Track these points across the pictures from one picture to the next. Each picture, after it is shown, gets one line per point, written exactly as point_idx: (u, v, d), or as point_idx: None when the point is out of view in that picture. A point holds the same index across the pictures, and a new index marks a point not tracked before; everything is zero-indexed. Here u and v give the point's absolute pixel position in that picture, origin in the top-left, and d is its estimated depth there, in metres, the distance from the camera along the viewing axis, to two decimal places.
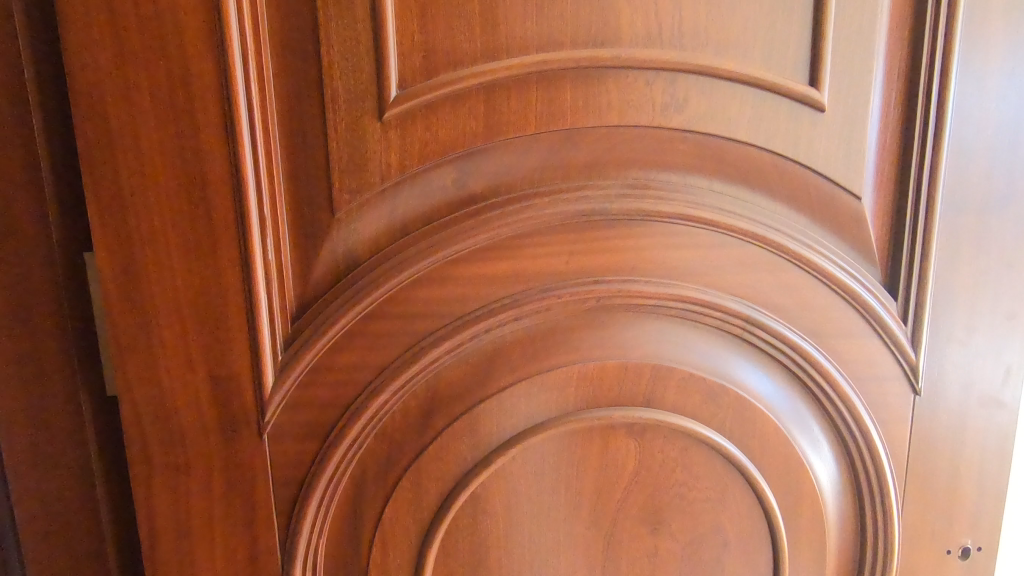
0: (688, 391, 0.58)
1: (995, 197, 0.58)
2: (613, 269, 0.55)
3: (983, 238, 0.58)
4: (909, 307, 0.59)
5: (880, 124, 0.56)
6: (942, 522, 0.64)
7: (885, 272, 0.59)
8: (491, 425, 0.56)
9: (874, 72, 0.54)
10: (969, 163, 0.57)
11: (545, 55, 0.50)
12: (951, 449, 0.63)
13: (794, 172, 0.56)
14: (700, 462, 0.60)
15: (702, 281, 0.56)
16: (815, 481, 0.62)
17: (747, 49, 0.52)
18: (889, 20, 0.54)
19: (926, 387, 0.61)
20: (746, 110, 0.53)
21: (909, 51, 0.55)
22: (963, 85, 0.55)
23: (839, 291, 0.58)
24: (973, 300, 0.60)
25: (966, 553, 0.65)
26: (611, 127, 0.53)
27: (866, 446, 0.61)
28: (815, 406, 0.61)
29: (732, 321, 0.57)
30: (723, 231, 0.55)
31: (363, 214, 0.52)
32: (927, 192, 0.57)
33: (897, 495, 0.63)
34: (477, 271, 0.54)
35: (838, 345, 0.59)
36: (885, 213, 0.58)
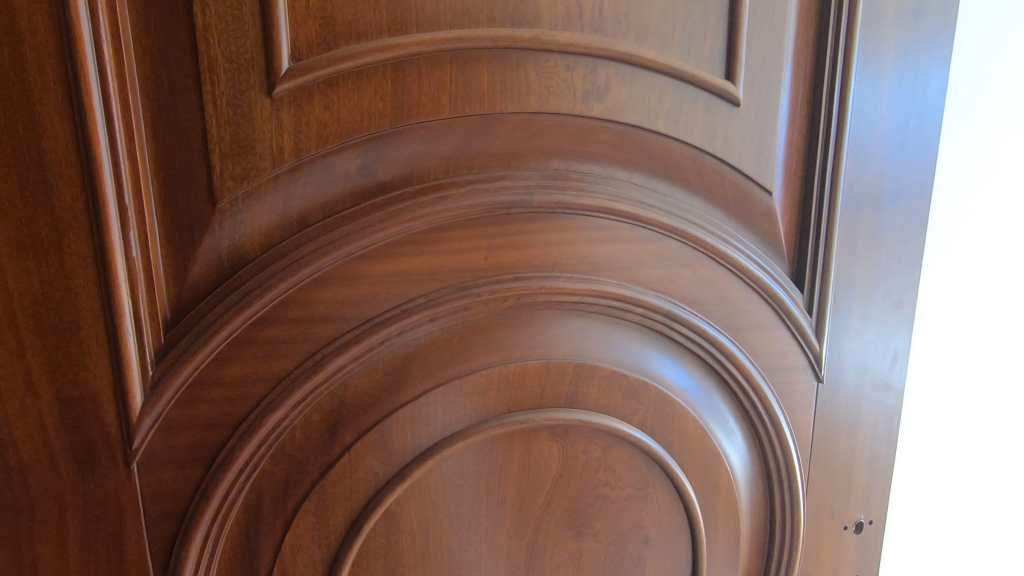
0: (610, 389, 0.57)
1: (886, 193, 0.61)
2: (534, 265, 0.52)
3: (877, 232, 0.62)
4: (813, 299, 0.61)
5: (789, 121, 0.57)
6: (840, 500, 0.68)
7: (792, 266, 0.61)
8: (404, 436, 0.52)
9: (783, 69, 0.55)
10: (866, 160, 0.59)
11: (459, 32, 0.46)
12: (848, 432, 0.66)
13: (711, 166, 0.55)
14: (622, 460, 0.59)
15: (623, 276, 0.55)
16: (730, 470, 0.63)
17: (667, 39, 0.51)
18: (797, 17, 0.55)
19: (828, 375, 0.64)
20: (665, 101, 0.52)
21: (815, 50, 0.56)
22: (862, 85, 0.58)
23: (753, 285, 0.59)
24: (868, 291, 0.63)
25: (860, 528, 0.70)
26: (530, 114, 0.50)
27: (776, 433, 0.63)
28: (730, 398, 0.62)
29: (652, 316, 0.56)
30: (644, 225, 0.54)
31: (252, 204, 0.45)
32: (829, 188, 0.59)
33: (802, 479, 0.66)
34: (387, 269, 0.49)
35: (751, 337, 0.61)
36: (792, 207, 0.60)
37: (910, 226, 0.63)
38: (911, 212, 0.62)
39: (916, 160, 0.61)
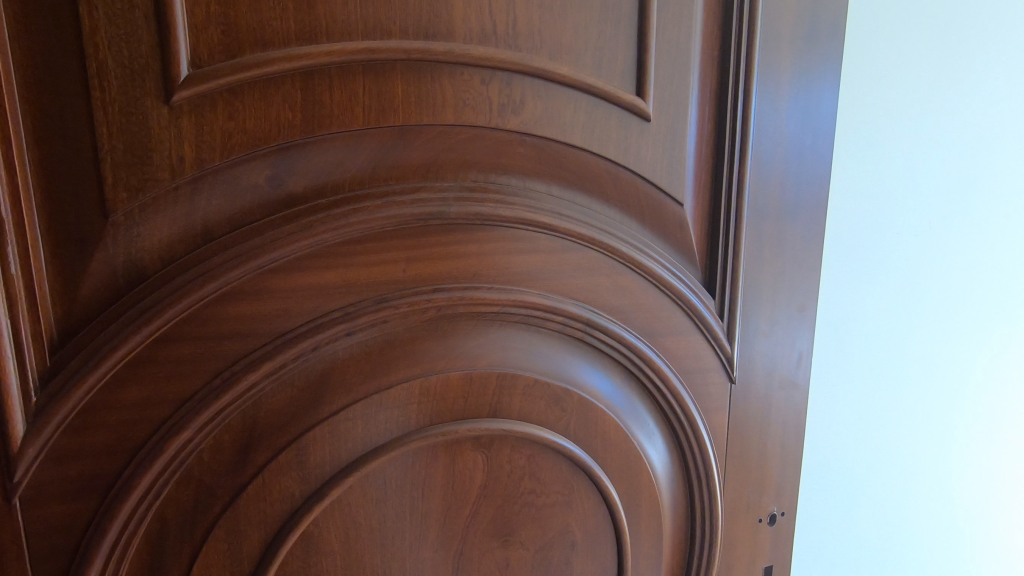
0: (534, 398, 0.57)
1: (788, 204, 0.65)
2: (453, 277, 0.52)
3: (780, 240, 0.66)
4: (724, 304, 0.65)
5: (697, 135, 0.61)
6: (754, 495, 0.72)
7: (704, 273, 0.64)
8: (323, 453, 0.51)
9: (690, 87, 0.58)
10: (769, 173, 0.63)
11: (371, 43, 0.45)
12: (759, 429, 0.70)
13: (625, 178, 0.57)
14: (547, 467, 0.59)
15: (543, 286, 0.56)
16: (651, 472, 0.65)
17: (580, 55, 0.53)
18: (701, 39, 0.58)
19: (740, 376, 0.67)
20: (580, 116, 0.54)
21: (717, 70, 0.60)
22: (763, 103, 0.61)
23: (668, 292, 0.61)
24: (774, 296, 0.67)
25: (774, 520, 0.74)
26: (447, 126, 0.50)
27: (693, 434, 0.66)
28: (650, 402, 0.65)
29: (572, 324, 0.58)
30: (562, 236, 0.55)
31: (150, 217, 0.43)
32: (736, 199, 0.62)
33: (719, 476, 0.69)
34: (300, 283, 0.48)
35: (668, 342, 0.63)
36: (702, 217, 0.63)
37: (810, 234, 0.67)
38: (810, 221, 0.67)
39: (813, 174, 0.66)
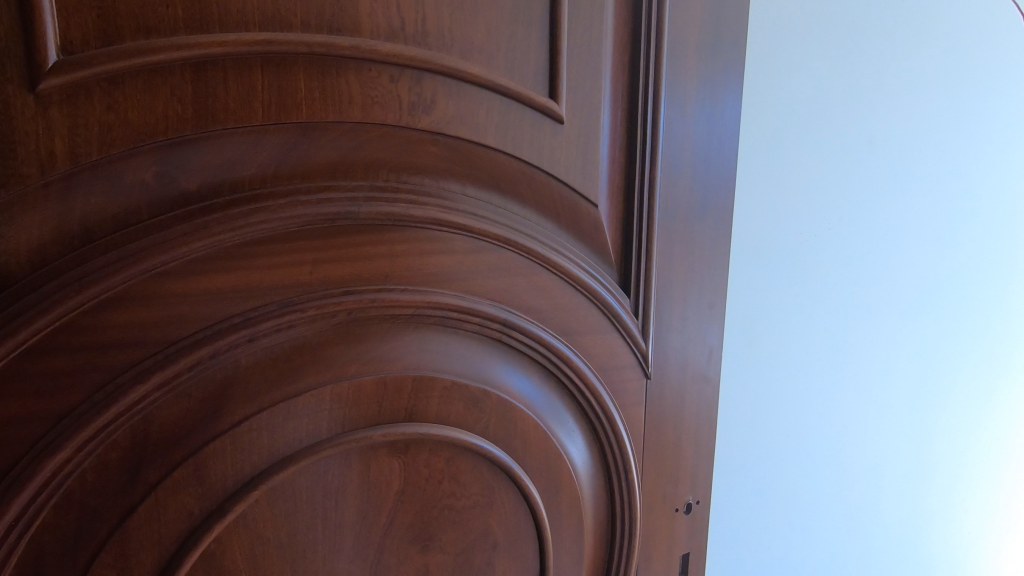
0: (451, 399, 0.57)
1: (696, 205, 0.68)
2: (364, 279, 0.51)
3: (689, 240, 0.69)
4: (638, 303, 0.67)
5: (609, 138, 0.62)
6: (670, 485, 0.75)
7: (619, 272, 0.66)
8: (225, 467, 0.48)
9: (601, 91, 0.60)
10: (678, 176, 0.66)
11: (270, 34, 0.43)
12: (674, 421, 0.73)
13: (540, 179, 0.58)
14: (466, 470, 0.59)
15: (458, 287, 0.56)
16: (571, 468, 0.66)
17: (492, 56, 0.53)
18: (612, 44, 0.60)
19: (655, 371, 0.70)
20: (493, 117, 0.54)
21: (628, 75, 0.62)
22: (672, 108, 0.64)
23: (584, 291, 0.63)
24: (685, 293, 0.70)
25: (689, 508, 0.77)
26: (354, 123, 0.49)
27: (612, 429, 0.68)
28: (569, 399, 0.66)
29: (490, 325, 0.58)
30: (477, 236, 0.55)
31: (15, 216, 0.39)
32: (648, 201, 0.64)
33: (637, 469, 0.71)
34: (195, 286, 0.45)
35: (585, 340, 0.64)
36: (616, 219, 0.65)
37: (716, 234, 0.71)
38: (717, 222, 0.71)
39: (720, 177, 0.70)
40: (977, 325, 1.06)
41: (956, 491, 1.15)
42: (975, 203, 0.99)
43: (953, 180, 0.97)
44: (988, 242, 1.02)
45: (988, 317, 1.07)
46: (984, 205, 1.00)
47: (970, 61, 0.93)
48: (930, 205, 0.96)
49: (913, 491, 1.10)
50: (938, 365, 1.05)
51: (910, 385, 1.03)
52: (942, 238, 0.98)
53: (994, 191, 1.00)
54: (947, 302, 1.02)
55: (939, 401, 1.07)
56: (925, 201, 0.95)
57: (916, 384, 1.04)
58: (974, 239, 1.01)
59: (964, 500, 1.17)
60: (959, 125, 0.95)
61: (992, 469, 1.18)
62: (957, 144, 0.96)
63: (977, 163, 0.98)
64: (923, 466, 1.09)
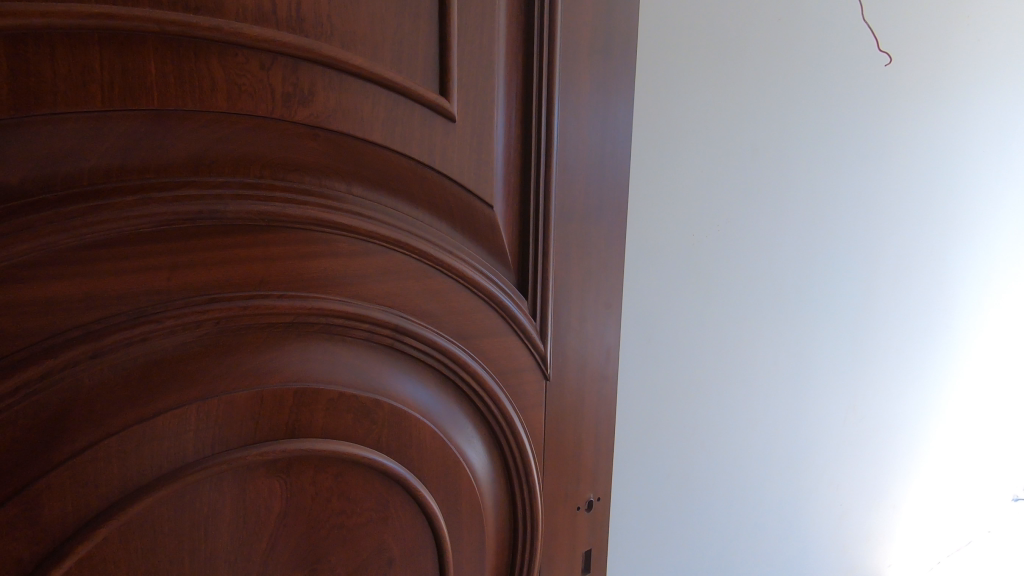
0: (339, 412, 0.54)
1: (590, 207, 0.69)
2: (235, 285, 0.47)
3: (584, 241, 0.70)
4: (537, 304, 0.67)
5: (503, 139, 0.61)
6: (571, 484, 0.75)
7: (516, 274, 0.66)
8: (65, 503, 0.41)
9: (495, 90, 0.59)
10: (572, 177, 0.67)
11: (109, 7, 0.38)
12: (574, 421, 0.74)
13: (432, 179, 0.56)
14: (358, 485, 0.56)
15: (344, 291, 0.53)
16: (471, 475, 0.65)
17: (376, 47, 0.50)
18: (504, 42, 0.59)
19: (554, 372, 0.70)
20: (379, 112, 0.51)
21: (522, 75, 0.61)
22: (566, 111, 0.64)
23: (480, 293, 0.62)
24: (582, 294, 0.71)
25: (591, 506, 0.78)
26: (218, 113, 0.44)
27: (512, 433, 0.67)
28: (467, 405, 0.64)
29: (380, 331, 0.55)
30: (364, 238, 0.53)
31: None
32: (544, 201, 0.64)
33: (538, 471, 0.71)
34: (19, 297, 0.38)
35: (482, 343, 0.63)
36: (512, 220, 0.64)
37: (611, 235, 0.73)
38: (611, 223, 0.72)
39: (613, 180, 0.71)
40: (827, 311, 1.21)
41: (813, 463, 1.30)
42: (825, 204, 1.13)
43: (808, 186, 1.08)
44: (834, 237, 1.17)
45: (833, 307, 1.22)
46: (831, 206, 1.15)
47: (822, 79, 1.05)
48: (792, 208, 1.06)
49: (784, 466, 1.21)
50: (801, 353, 1.17)
51: (780, 373, 1.14)
52: (803, 236, 1.10)
53: (838, 191, 1.15)
54: (807, 295, 1.15)
55: (802, 381, 1.20)
56: (790, 203, 1.06)
57: (786, 368, 1.15)
58: (823, 238, 1.15)
59: (819, 466, 1.32)
60: (815, 133, 1.07)
61: (837, 437, 1.35)
62: (811, 153, 1.07)
63: (828, 167, 1.11)
64: (790, 444, 1.21)
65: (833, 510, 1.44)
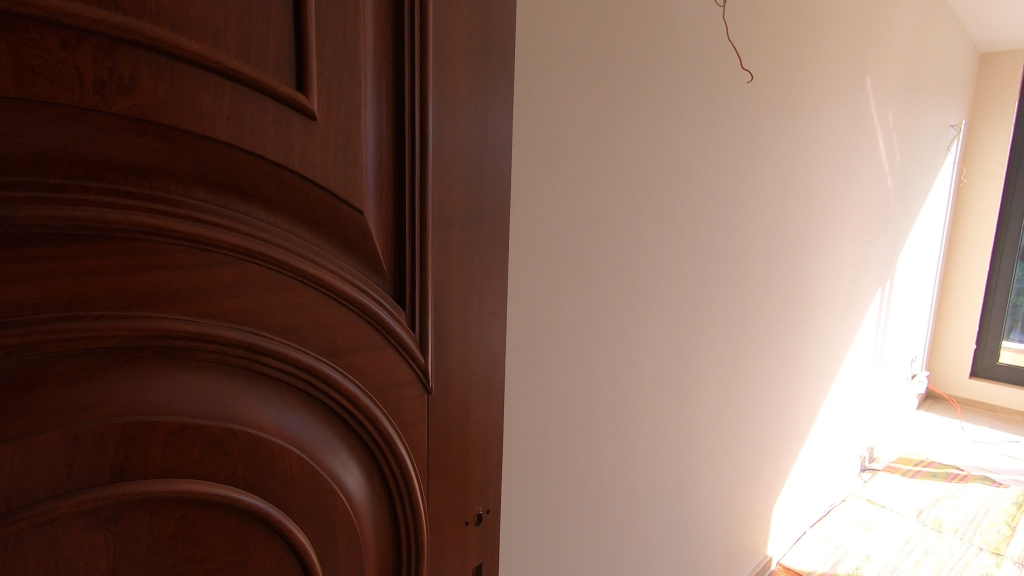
0: (181, 446, 0.47)
1: (471, 213, 0.68)
2: (36, 306, 0.39)
3: (465, 248, 0.68)
4: (415, 315, 0.63)
5: (375, 140, 0.57)
6: (458, 499, 0.73)
7: (392, 284, 0.62)
8: None
9: (363, 88, 0.55)
10: (450, 182, 0.65)
11: None
12: (460, 434, 0.71)
13: (293, 182, 0.51)
14: (209, 526, 0.49)
15: (185, 309, 0.46)
16: (346, 501, 0.60)
17: (218, 33, 0.44)
18: (372, 37, 0.55)
19: (437, 385, 0.67)
20: (224, 106, 0.45)
21: (393, 73, 0.58)
22: (441, 114, 0.62)
23: (351, 305, 0.57)
24: (465, 302, 0.69)
25: (480, 519, 0.76)
26: (7, 100, 0.36)
27: (392, 453, 0.63)
28: (341, 427, 0.59)
29: (231, 351, 0.49)
30: (209, 247, 0.47)
31: None
32: (418, 207, 0.61)
33: (422, 490, 0.67)
34: None
35: (355, 359, 0.59)
36: (387, 226, 0.60)
37: (494, 243, 0.71)
38: (494, 230, 0.71)
39: (493, 185, 0.70)
40: (701, 311, 1.29)
41: (693, 454, 1.38)
42: (697, 211, 1.21)
43: (681, 193, 1.15)
44: (705, 241, 1.25)
45: (706, 307, 1.31)
46: (702, 211, 1.23)
47: (692, 93, 1.12)
48: (667, 214, 1.12)
49: (667, 458, 1.27)
50: (678, 350, 1.24)
51: (660, 371, 1.20)
52: (678, 240, 1.17)
53: (708, 199, 1.23)
54: (682, 296, 1.22)
55: (680, 376, 1.26)
56: (665, 208, 1.11)
57: (665, 366, 1.21)
58: (695, 241, 1.22)
59: (699, 455, 1.41)
60: (687, 144, 1.13)
61: (714, 428, 1.45)
62: (684, 162, 1.14)
63: (698, 176, 1.19)
64: (671, 437, 1.27)
65: (714, 496, 1.53)
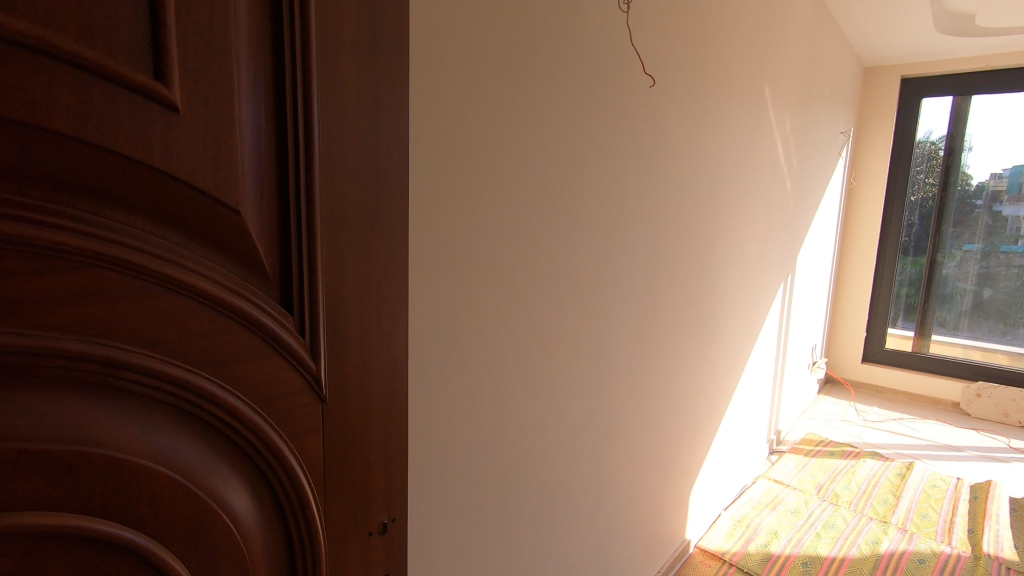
0: (21, 474, 0.42)
1: (364, 213, 0.65)
2: None
3: (359, 249, 0.65)
4: (304, 319, 0.61)
5: (253, 135, 0.54)
6: (359, 509, 0.70)
7: (278, 288, 0.59)
8: None
9: (236, 80, 0.51)
10: (340, 181, 0.62)
11: None
12: (360, 443, 0.69)
13: (154, 179, 0.47)
14: (58, 559, 0.45)
15: (23, 321, 0.41)
16: (230, 521, 0.56)
17: (52, 13, 0.39)
18: (245, 24, 0.51)
19: (331, 394, 0.64)
20: (64, 95, 0.41)
21: (272, 65, 0.55)
22: (327, 111, 0.60)
23: (228, 311, 0.54)
24: (360, 305, 0.66)
25: (385, 528, 0.74)
26: None
27: (281, 466, 0.60)
28: (221, 442, 0.55)
29: (83, 366, 0.45)
30: (49, 251, 0.42)
31: None
32: (304, 207, 0.59)
33: (318, 503, 0.64)
34: None
35: (236, 369, 0.55)
36: (270, 227, 0.57)
37: (391, 244, 0.69)
38: (391, 231, 0.69)
39: (388, 185, 0.68)
40: (611, 308, 1.33)
41: (608, 447, 1.42)
42: (603, 211, 1.24)
43: (587, 193, 1.18)
44: (613, 241, 1.29)
45: (616, 304, 1.35)
46: (609, 211, 1.26)
47: (596, 96, 1.15)
48: (574, 214, 1.15)
49: (581, 452, 1.30)
50: (589, 347, 1.27)
51: (572, 368, 1.22)
52: (585, 240, 1.20)
53: (614, 199, 1.27)
54: (592, 294, 1.25)
55: (592, 373, 1.30)
56: (572, 209, 1.14)
57: (577, 363, 1.23)
58: (603, 239, 1.26)
59: (614, 449, 1.45)
60: (592, 146, 1.16)
61: (628, 421, 1.50)
62: (589, 163, 1.17)
63: (602, 178, 1.22)
64: (584, 432, 1.30)
65: (631, 487, 1.58)
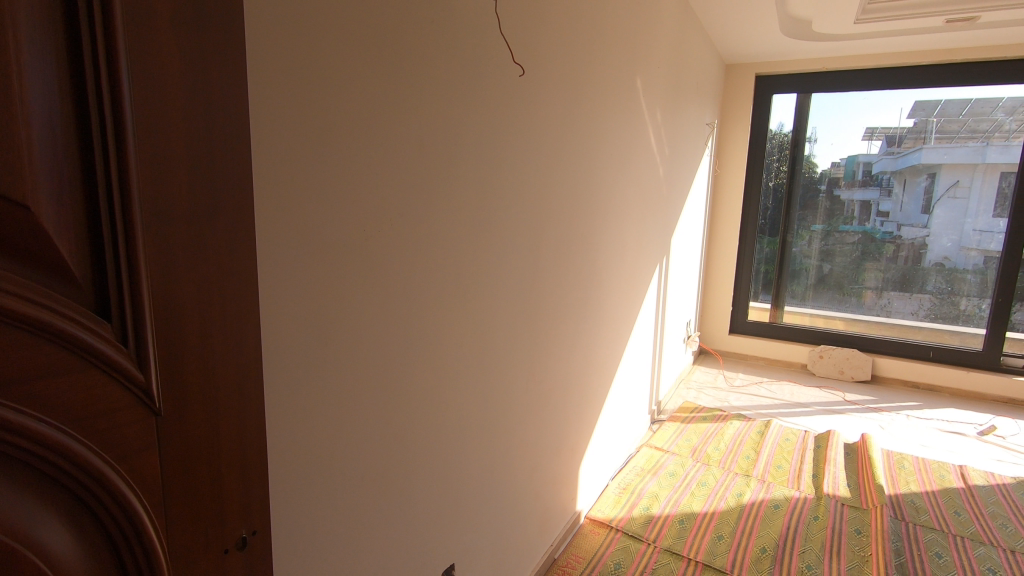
0: None
1: (199, 207, 0.60)
2: None
3: (194, 246, 0.60)
4: (126, 327, 0.54)
5: (47, 117, 0.46)
6: (212, 527, 0.65)
7: (92, 293, 0.52)
8: None
9: (17, 52, 0.44)
10: (165, 170, 0.56)
11: None
12: (208, 456, 0.64)
13: None
14: None
15: None
16: (44, 560, 0.49)
17: None
18: None
19: (167, 406, 0.58)
20: None
21: (65, 36, 0.47)
22: (143, 92, 0.53)
23: (25, 323, 0.46)
24: (199, 307, 0.61)
25: (244, 542, 0.70)
26: None
27: (105, 491, 0.53)
28: (24, 473, 0.48)
29: None
30: None
31: None
32: (119, 200, 0.52)
33: (157, 526, 0.59)
34: None
35: (40, 388, 0.48)
36: (76, 223, 0.50)
37: (234, 240, 0.64)
38: (233, 226, 0.64)
39: (227, 175, 0.63)
40: (489, 295, 1.34)
41: (493, 433, 1.44)
42: (477, 199, 1.24)
43: (458, 182, 1.17)
44: (488, 229, 1.30)
45: (494, 291, 1.36)
46: (482, 200, 1.27)
47: (463, 83, 1.14)
48: (445, 203, 1.14)
49: (465, 441, 1.31)
50: (468, 336, 1.28)
51: (450, 358, 1.22)
52: (458, 228, 1.19)
53: (488, 188, 1.28)
54: (468, 282, 1.25)
55: (473, 361, 1.30)
56: (442, 197, 1.12)
57: (456, 353, 1.23)
58: (477, 227, 1.26)
59: (499, 433, 1.47)
60: (461, 133, 1.16)
61: (512, 405, 1.53)
62: (458, 151, 1.16)
63: (475, 168, 1.22)
64: (468, 420, 1.31)
65: (519, 469, 1.62)
